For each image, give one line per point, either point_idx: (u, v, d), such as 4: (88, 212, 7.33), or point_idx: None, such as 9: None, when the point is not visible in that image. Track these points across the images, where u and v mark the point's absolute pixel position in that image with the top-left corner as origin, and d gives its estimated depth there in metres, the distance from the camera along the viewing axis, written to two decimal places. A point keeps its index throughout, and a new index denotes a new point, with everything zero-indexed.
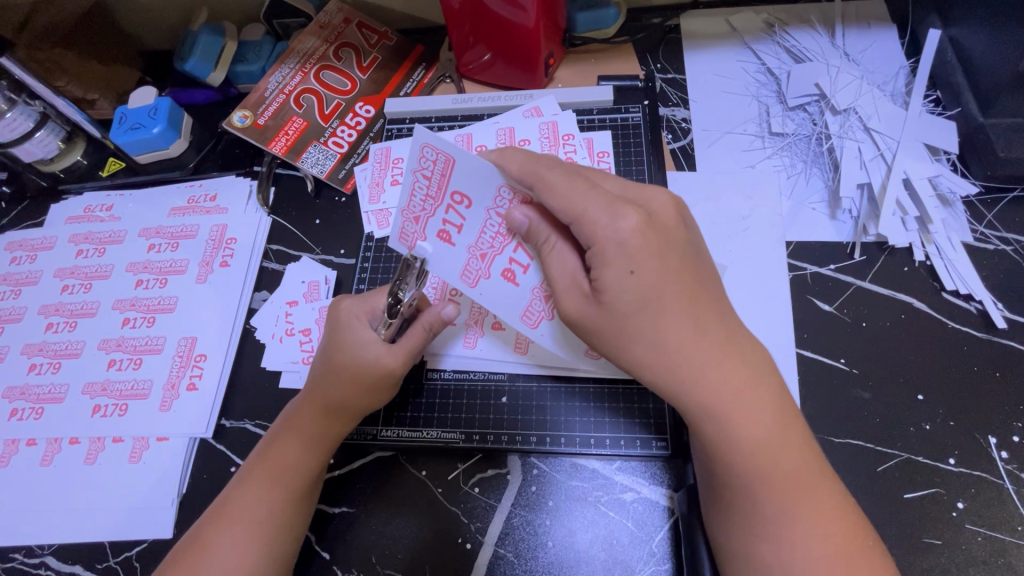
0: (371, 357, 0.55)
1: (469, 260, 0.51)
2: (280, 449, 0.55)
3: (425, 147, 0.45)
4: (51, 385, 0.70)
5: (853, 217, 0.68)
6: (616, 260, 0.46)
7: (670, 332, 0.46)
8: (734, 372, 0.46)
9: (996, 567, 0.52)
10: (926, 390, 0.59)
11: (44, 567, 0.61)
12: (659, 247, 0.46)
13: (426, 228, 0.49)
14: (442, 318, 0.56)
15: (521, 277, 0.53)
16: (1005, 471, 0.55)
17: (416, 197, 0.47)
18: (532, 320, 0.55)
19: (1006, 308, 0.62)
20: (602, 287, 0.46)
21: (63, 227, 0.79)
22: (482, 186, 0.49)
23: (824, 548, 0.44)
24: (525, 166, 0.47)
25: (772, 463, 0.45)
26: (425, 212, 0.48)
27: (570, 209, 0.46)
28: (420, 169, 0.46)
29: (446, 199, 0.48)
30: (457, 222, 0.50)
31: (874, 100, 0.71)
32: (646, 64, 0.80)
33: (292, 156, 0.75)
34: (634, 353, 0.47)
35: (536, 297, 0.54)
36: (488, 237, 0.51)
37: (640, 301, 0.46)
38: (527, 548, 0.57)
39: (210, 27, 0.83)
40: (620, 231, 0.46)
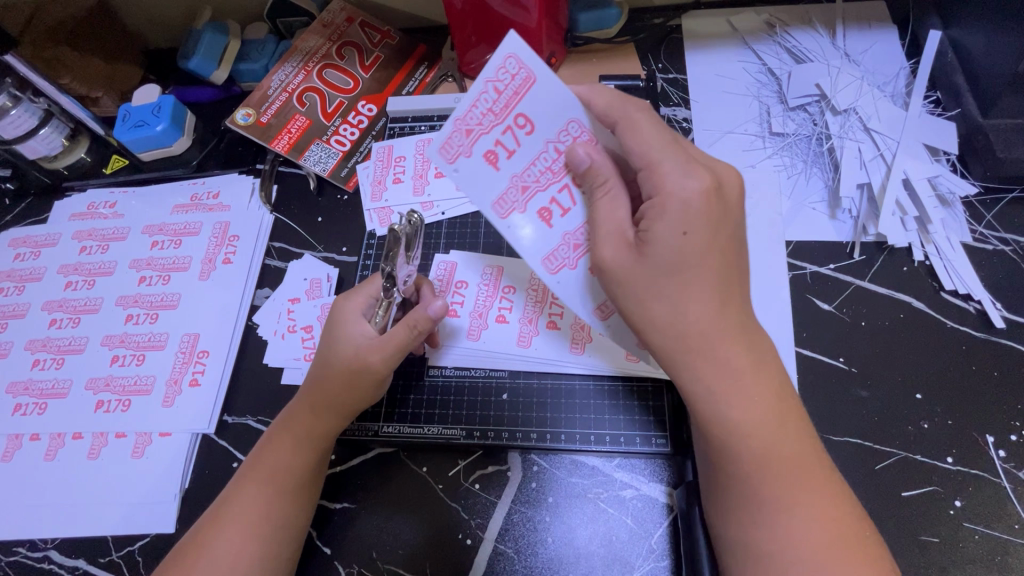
0: (354, 352, 0.55)
1: (508, 188, 0.49)
2: (276, 446, 0.55)
3: (510, 58, 0.46)
4: (55, 380, 0.70)
5: (853, 217, 0.68)
6: (674, 216, 0.45)
7: (698, 301, 0.45)
8: (738, 351, 0.46)
9: (993, 565, 0.53)
10: (924, 389, 0.59)
11: (48, 561, 0.62)
12: (718, 217, 0.46)
13: (474, 145, 0.48)
14: (426, 316, 0.54)
15: (558, 219, 0.51)
16: (1002, 469, 0.56)
17: (478, 108, 0.47)
18: (553, 266, 0.51)
19: (1005, 308, 0.62)
20: (650, 239, 0.45)
21: (66, 223, 0.80)
22: (551, 116, 0.48)
23: (819, 535, 0.43)
24: (615, 101, 0.48)
25: (769, 449, 0.45)
26: (481, 128, 0.47)
27: (646, 156, 0.47)
28: (494, 81, 0.46)
29: (509, 119, 0.48)
30: (510, 147, 0.48)
31: (874, 101, 0.72)
32: (647, 64, 0.80)
33: (295, 153, 0.76)
34: (653, 312, 0.46)
35: (566, 243, 0.51)
36: (536, 170, 0.49)
37: (681, 261, 0.45)
38: (527, 544, 0.57)
39: (213, 26, 0.83)
40: (688, 189, 0.45)
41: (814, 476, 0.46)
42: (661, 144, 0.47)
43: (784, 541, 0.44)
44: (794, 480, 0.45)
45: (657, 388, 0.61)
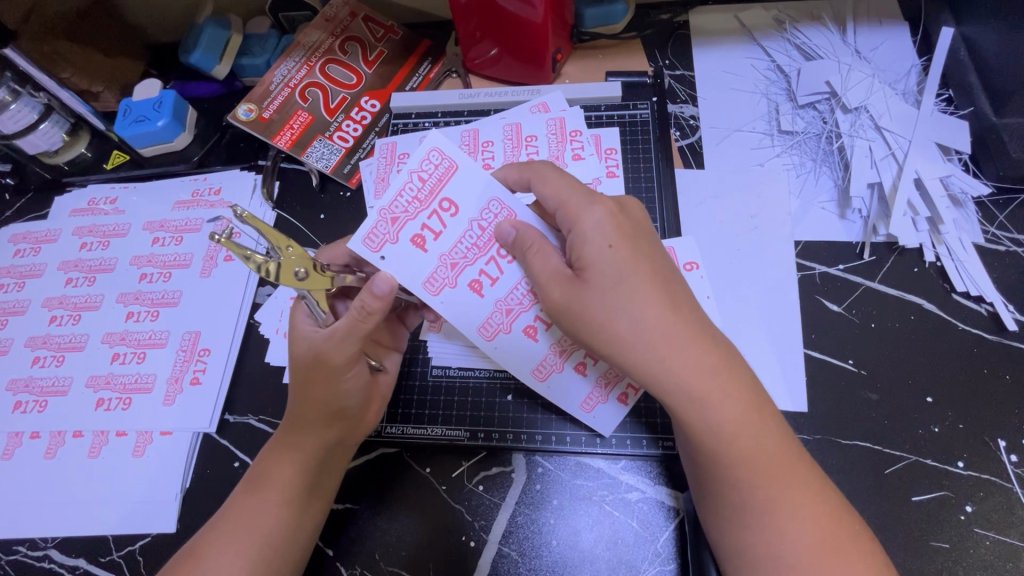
0: (306, 347, 0.50)
1: (437, 267, 0.52)
2: (269, 464, 0.54)
3: (432, 152, 0.51)
4: (55, 378, 0.69)
5: (862, 217, 0.67)
6: (595, 236, 0.48)
7: (645, 307, 0.46)
8: (703, 350, 0.45)
9: (1005, 571, 0.52)
10: (936, 392, 0.58)
11: (48, 561, 0.61)
12: (631, 231, 0.49)
13: (401, 231, 0.51)
14: (369, 290, 0.48)
15: (488, 289, 0.55)
16: (1014, 474, 0.55)
17: (403, 198, 0.51)
18: (489, 333, 0.56)
19: (1018, 311, 0.61)
20: (584, 264, 0.48)
21: (67, 219, 0.79)
22: (472, 198, 0.53)
23: (808, 535, 0.43)
24: (521, 170, 0.54)
25: (754, 451, 0.44)
26: (407, 215, 0.51)
27: (558, 196, 0.51)
28: (419, 171, 0.51)
29: (433, 205, 0.52)
30: (437, 229, 0.52)
31: (885, 99, 0.71)
32: (654, 61, 0.79)
33: (297, 150, 0.75)
34: (616, 331, 0.46)
35: (498, 310, 0.56)
36: (463, 247, 0.53)
37: (615, 274, 0.47)
38: (532, 546, 0.57)
39: (215, 19, 0.82)
40: (595, 213, 0.49)
41: (806, 476, 0.45)
42: (568, 181, 0.51)
43: (780, 544, 0.43)
44: (780, 481, 0.44)
45: None
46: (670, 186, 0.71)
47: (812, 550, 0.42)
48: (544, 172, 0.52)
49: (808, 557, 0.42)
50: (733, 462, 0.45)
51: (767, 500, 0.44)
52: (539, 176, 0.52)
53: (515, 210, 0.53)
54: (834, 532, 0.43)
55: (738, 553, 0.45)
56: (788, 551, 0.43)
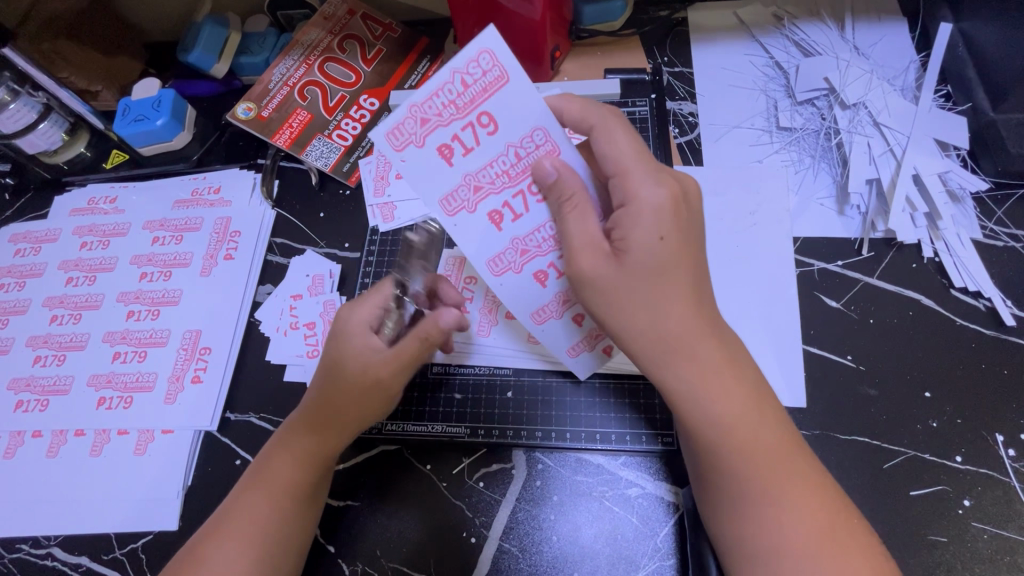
0: (360, 367, 0.53)
1: (458, 187, 0.47)
2: (279, 462, 0.55)
3: (483, 54, 0.43)
4: (56, 377, 0.70)
5: (861, 213, 0.67)
6: (646, 222, 0.46)
7: (676, 300, 0.46)
8: (714, 346, 0.46)
9: (1002, 565, 0.52)
10: (934, 388, 0.59)
11: (51, 559, 0.61)
12: (686, 223, 0.47)
13: (429, 136, 0.45)
14: (438, 325, 0.54)
15: (507, 224, 0.49)
16: (1012, 468, 0.55)
17: (438, 100, 0.44)
18: (497, 268, 0.50)
19: (1015, 306, 0.61)
20: (626, 245, 0.46)
21: (67, 219, 0.79)
22: (517, 120, 0.45)
23: (809, 528, 0.43)
24: (591, 114, 0.51)
25: (752, 443, 0.45)
26: (440, 119, 0.45)
27: (619, 164, 0.48)
28: (463, 73, 0.43)
29: (471, 117, 0.45)
30: (469, 145, 0.46)
31: (884, 95, 0.71)
32: (653, 58, 0.79)
33: (296, 148, 0.75)
34: (635, 318, 0.46)
35: (513, 247, 0.50)
36: (492, 172, 0.47)
37: (656, 264, 0.45)
38: (532, 542, 0.57)
39: (213, 18, 0.82)
40: (657, 196, 0.46)
41: (806, 470, 0.45)
42: (633, 155, 0.49)
43: (781, 537, 0.43)
44: (780, 475, 0.44)
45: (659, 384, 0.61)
46: None
47: (811, 543, 0.43)
48: (617, 135, 0.50)
49: (809, 549, 0.42)
50: (732, 456, 0.45)
51: (767, 493, 0.44)
52: (609, 138, 0.50)
53: (561, 147, 0.47)
54: (834, 526, 0.43)
55: (737, 546, 0.45)
56: (788, 544, 0.43)
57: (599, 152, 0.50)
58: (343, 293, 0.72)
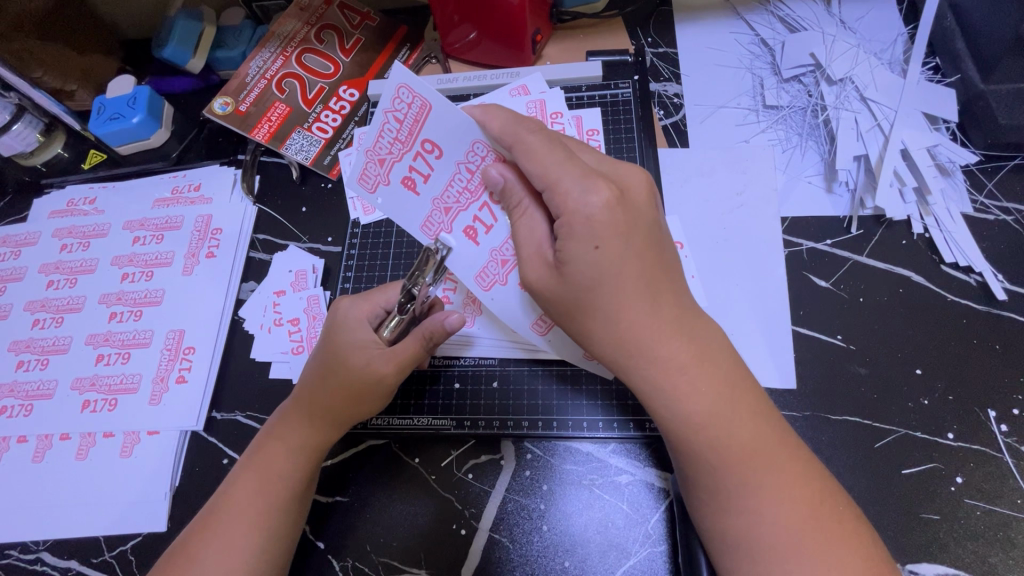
0: (365, 362, 0.53)
1: (431, 212, 0.48)
2: (269, 454, 0.54)
3: (402, 89, 0.43)
4: (40, 382, 0.69)
5: (850, 190, 0.66)
6: (581, 233, 0.44)
7: (626, 310, 0.44)
8: (678, 346, 0.45)
9: (996, 540, 0.52)
10: (925, 364, 0.58)
11: (41, 563, 0.61)
12: (627, 225, 0.44)
13: (391, 173, 0.46)
14: (443, 328, 0.52)
15: (483, 237, 0.50)
16: (1004, 444, 0.55)
17: (384, 139, 0.44)
18: (485, 283, 0.51)
19: (1007, 280, 0.60)
20: (565, 259, 0.44)
21: (46, 221, 0.78)
22: (456, 137, 0.45)
23: (791, 517, 0.42)
24: (506, 126, 0.45)
25: (733, 433, 0.44)
26: (392, 156, 0.45)
27: (544, 175, 0.44)
28: (392, 111, 0.44)
29: (416, 146, 0.45)
30: (425, 171, 0.46)
31: (871, 69, 0.69)
32: (636, 39, 0.78)
33: (276, 142, 0.74)
34: (586, 326, 0.46)
35: (494, 260, 0.50)
36: (455, 191, 0.48)
37: (597, 280, 0.44)
38: (522, 533, 0.56)
39: (187, 12, 0.81)
40: (589, 206, 0.43)
41: (788, 460, 0.44)
42: (555, 159, 0.44)
43: (763, 527, 0.42)
44: (762, 464, 0.43)
45: None
46: (653, 166, 0.70)
47: (796, 530, 0.42)
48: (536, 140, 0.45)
49: (791, 538, 0.41)
50: (710, 446, 0.44)
51: (743, 486, 0.43)
52: (525, 148, 0.45)
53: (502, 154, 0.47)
54: (817, 511, 0.42)
55: (718, 536, 0.44)
56: (771, 534, 0.42)
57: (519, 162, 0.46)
58: (326, 288, 0.71)
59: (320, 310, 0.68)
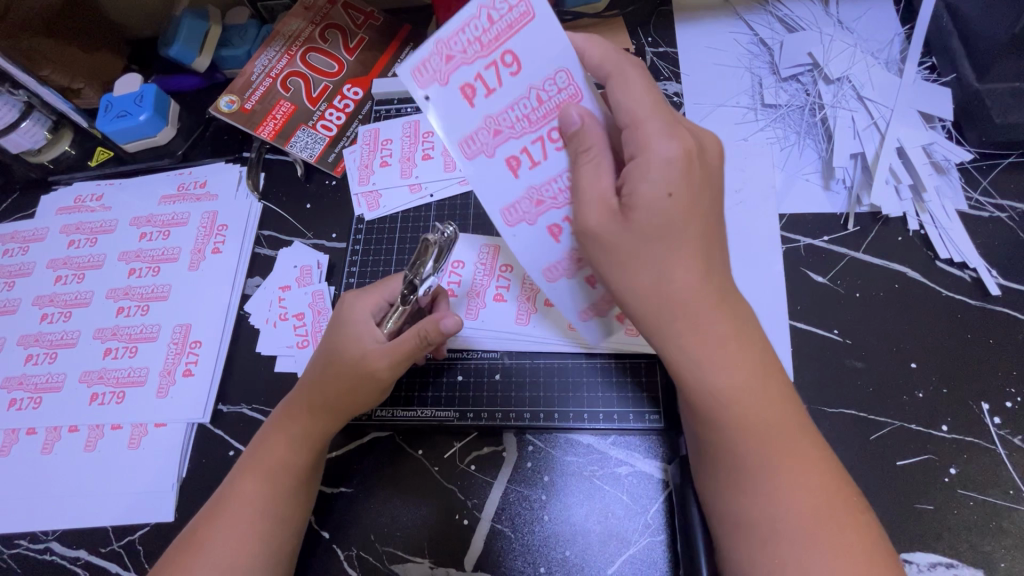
0: (360, 353, 0.54)
1: (479, 128, 0.46)
2: (272, 443, 0.55)
3: None
4: (48, 375, 0.70)
5: (846, 188, 0.67)
6: (657, 177, 0.44)
7: (681, 265, 0.44)
8: (721, 312, 0.45)
9: (988, 530, 0.53)
10: (920, 358, 0.59)
11: (50, 553, 0.62)
12: (699, 181, 0.45)
13: (452, 74, 0.44)
14: (438, 328, 0.53)
15: (525, 171, 0.48)
16: (998, 435, 0.56)
17: (464, 36, 0.43)
18: (511, 218, 0.49)
19: (1001, 276, 0.61)
20: (634, 204, 0.44)
21: (54, 217, 0.79)
22: (541, 59, 0.45)
23: (788, 504, 0.43)
24: (608, 55, 0.49)
25: (729, 425, 0.45)
26: (464, 57, 0.44)
27: (633, 113, 0.46)
28: (490, 8, 0.43)
29: (495, 54, 0.44)
30: (490, 85, 0.45)
31: (868, 68, 0.70)
32: (637, 38, 0.79)
33: (280, 140, 0.75)
34: (641, 275, 0.45)
35: (529, 197, 0.48)
36: (513, 116, 0.46)
37: (665, 222, 0.44)
38: (524, 523, 0.57)
39: (193, 11, 0.82)
40: (668, 152, 0.44)
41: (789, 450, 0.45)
42: (647, 103, 0.46)
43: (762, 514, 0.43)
44: (757, 455, 0.44)
45: (650, 364, 0.61)
46: None
47: (791, 516, 0.43)
48: (632, 79, 0.48)
49: (786, 524, 0.43)
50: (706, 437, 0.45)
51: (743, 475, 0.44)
52: (624, 83, 0.47)
53: (582, 90, 0.46)
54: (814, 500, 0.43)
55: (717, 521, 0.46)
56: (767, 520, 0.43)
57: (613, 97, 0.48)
58: (331, 283, 0.72)
59: (325, 305, 0.69)
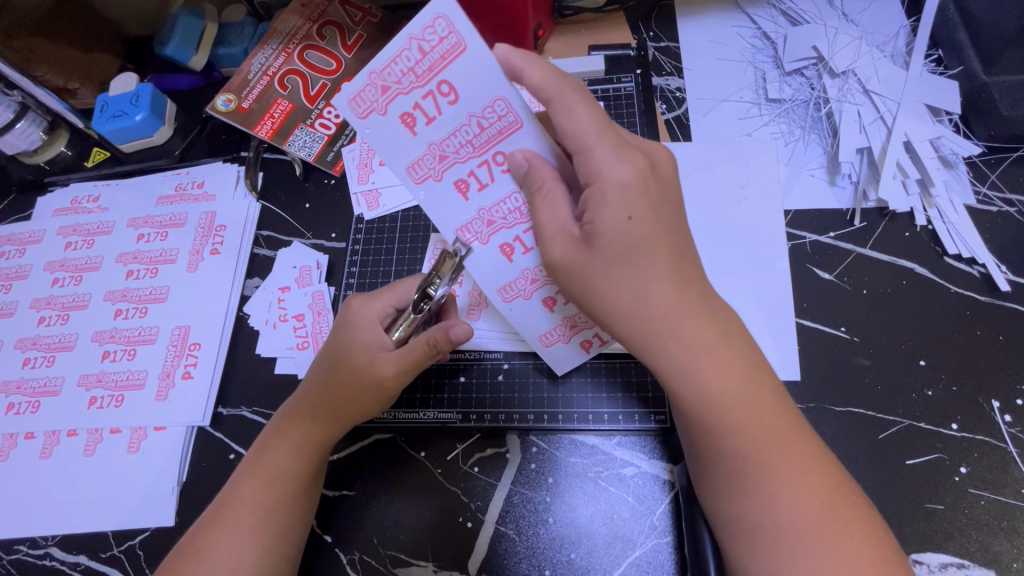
0: (366, 361, 0.54)
1: (424, 155, 0.46)
2: (273, 449, 0.55)
3: (438, 19, 0.40)
4: (46, 379, 0.69)
5: (853, 183, 0.66)
6: (615, 202, 0.43)
7: (653, 287, 0.44)
8: (698, 327, 0.45)
9: (999, 530, 0.52)
10: (928, 355, 0.58)
11: (49, 559, 0.61)
12: (657, 199, 0.44)
13: (390, 104, 0.43)
14: (448, 337, 0.52)
15: (474, 193, 0.48)
16: (1008, 434, 0.55)
17: (397, 67, 0.42)
18: (466, 237, 0.50)
19: (1010, 271, 0.61)
20: (595, 229, 0.44)
21: (50, 219, 0.78)
22: (477, 87, 0.42)
23: (797, 507, 0.42)
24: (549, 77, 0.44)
25: (737, 426, 0.44)
26: (400, 88, 0.43)
27: (581, 139, 0.44)
28: (420, 40, 0.41)
29: (431, 84, 0.42)
30: (431, 113, 0.44)
31: (873, 61, 0.69)
32: (638, 33, 0.78)
33: (279, 139, 0.74)
34: (611, 304, 0.45)
35: (480, 217, 0.49)
36: (456, 142, 0.45)
37: (628, 249, 0.44)
38: (528, 525, 0.57)
39: (189, 8, 0.81)
40: (622, 174, 0.43)
41: (796, 451, 0.44)
42: (594, 124, 0.45)
43: (771, 517, 0.42)
44: (765, 458, 0.43)
45: None
46: None
47: (801, 519, 0.42)
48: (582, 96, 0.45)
49: (794, 527, 0.42)
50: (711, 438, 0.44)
51: (749, 477, 0.43)
52: (565, 107, 0.44)
53: (523, 118, 0.44)
54: (823, 502, 0.43)
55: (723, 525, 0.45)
56: (776, 523, 0.42)
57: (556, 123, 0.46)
58: (331, 284, 0.71)
59: (325, 306, 0.68)
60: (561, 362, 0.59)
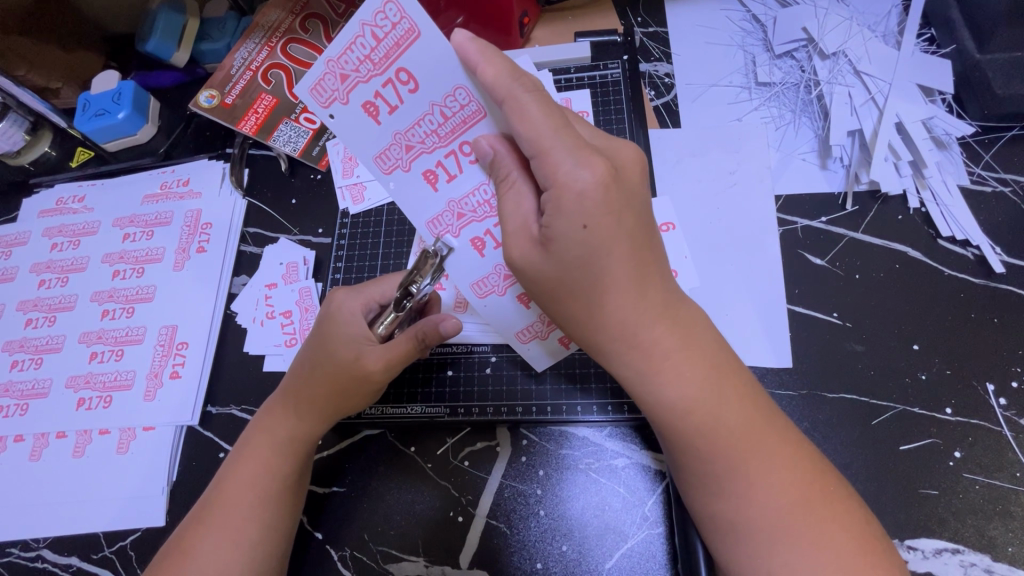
0: (345, 358, 0.53)
1: (390, 145, 0.45)
2: (257, 447, 0.54)
3: (390, 4, 0.39)
4: (35, 381, 0.69)
5: (844, 166, 0.65)
6: (570, 211, 0.41)
7: (621, 289, 0.43)
8: (669, 326, 0.44)
9: (994, 513, 0.51)
10: (922, 339, 0.57)
11: (41, 561, 0.61)
12: (620, 205, 0.42)
13: (351, 93, 0.42)
14: (437, 331, 0.52)
15: (443, 184, 0.48)
16: (1003, 417, 0.54)
17: (353, 54, 0.41)
18: (436, 231, 0.49)
19: (1005, 253, 0.60)
20: (551, 236, 0.42)
21: (35, 221, 0.78)
22: (437, 74, 0.42)
23: (782, 499, 0.42)
24: (501, 77, 0.40)
25: (721, 418, 0.43)
26: (359, 75, 0.42)
27: (537, 142, 0.41)
28: (373, 25, 0.40)
29: (390, 72, 0.41)
30: (393, 102, 0.43)
31: (864, 42, 0.68)
32: (626, 19, 0.76)
33: (263, 135, 0.73)
34: (572, 307, 0.44)
35: (450, 210, 0.48)
36: (421, 132, 0.44)
37: (585, 256, 0.42)
38: (519, 518, 0.56)
39: (169, 3, 0.79)
40: (580, 180, 0.40)
41: (781, 443, 0.43)
42: (551, 126, 0.41)
43: (756, 510, 0.42)
44: (750, 450, 0.43)
45: None
46: (645, 146, 0.69)
47: (786, 512, 0.41)
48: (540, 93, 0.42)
49: (780, 520, 0.41)
50: (695, 431, 0.43)
51: (736, 469, 0.43)
52: (518, 107, 0.41)
53: (486, 107, 0.44)
54: (810, 491, 0.42)
55: (708, 519, 0.44)
56: (760, 517, 0.42)
57: (510, 123, 0.42)
58: (318, 280, 0.70)
59: (312, 302, 0.68)
60: (539, 358, 0.58)
